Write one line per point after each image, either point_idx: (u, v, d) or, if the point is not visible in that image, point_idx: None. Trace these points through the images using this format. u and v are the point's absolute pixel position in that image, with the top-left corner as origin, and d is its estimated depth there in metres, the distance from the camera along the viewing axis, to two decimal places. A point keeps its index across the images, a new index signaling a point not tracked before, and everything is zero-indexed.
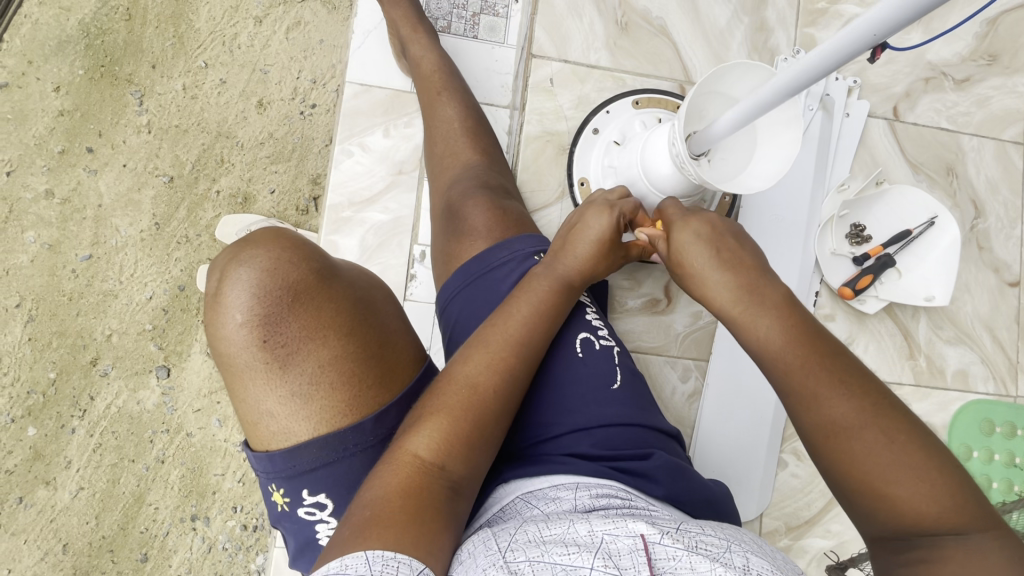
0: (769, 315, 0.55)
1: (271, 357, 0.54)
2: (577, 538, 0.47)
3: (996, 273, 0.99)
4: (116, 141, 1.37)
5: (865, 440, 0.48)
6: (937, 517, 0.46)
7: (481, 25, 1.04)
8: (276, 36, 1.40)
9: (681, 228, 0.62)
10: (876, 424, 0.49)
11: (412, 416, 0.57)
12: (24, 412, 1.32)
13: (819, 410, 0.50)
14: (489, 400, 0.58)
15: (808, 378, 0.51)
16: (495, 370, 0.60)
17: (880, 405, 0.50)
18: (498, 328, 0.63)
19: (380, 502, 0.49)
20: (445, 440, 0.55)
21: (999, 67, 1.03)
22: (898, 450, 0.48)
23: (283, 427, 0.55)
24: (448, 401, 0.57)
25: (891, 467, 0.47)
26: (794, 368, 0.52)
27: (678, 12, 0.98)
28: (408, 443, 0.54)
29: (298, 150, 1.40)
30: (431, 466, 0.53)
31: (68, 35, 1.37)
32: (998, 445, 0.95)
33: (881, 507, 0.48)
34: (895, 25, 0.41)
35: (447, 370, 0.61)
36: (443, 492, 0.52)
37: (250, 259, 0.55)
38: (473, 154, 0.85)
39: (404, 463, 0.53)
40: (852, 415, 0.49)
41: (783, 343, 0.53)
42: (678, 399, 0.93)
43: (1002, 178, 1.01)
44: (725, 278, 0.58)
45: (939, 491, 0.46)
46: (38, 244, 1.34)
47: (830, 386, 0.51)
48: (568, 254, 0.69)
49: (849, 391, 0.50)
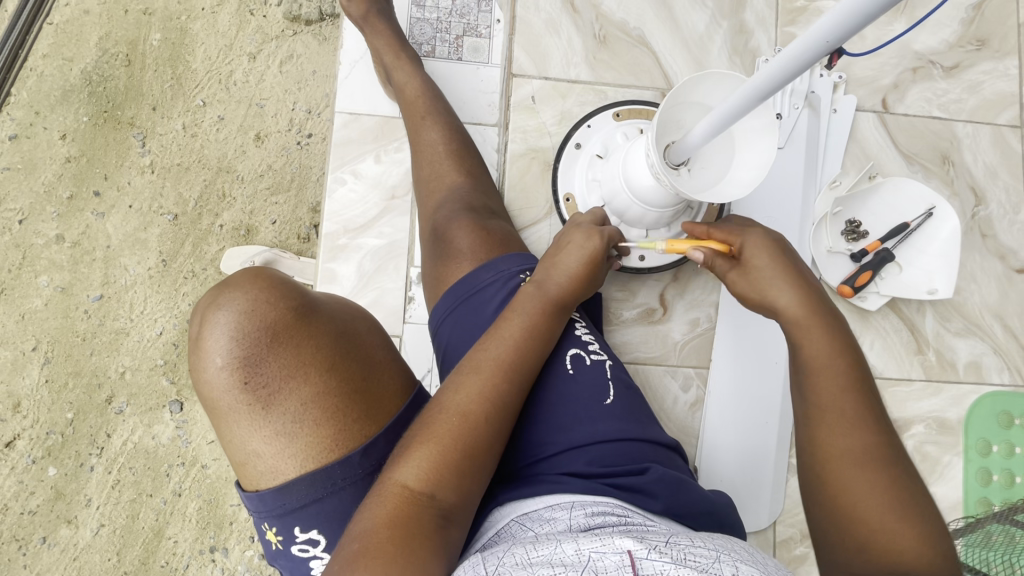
0: (826, 338, 0.58)
1: (253, 397, 0.55)
2: (563, 558, 0.48)
3: (1002, 260, 0.97)
4: (121, 183, 1.41)
5: (869, 475, 0.52)
6: (910, 554, 0.50)
7: (465, 47, 1.02)
8: (270, 70, 1.44)
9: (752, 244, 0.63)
10: (884, 466, 0.53)
11: (402, 444, 0.57)
12: (43, 453, 1.35)
13: (834, 438, 0.55)
14: (476, 426, 0.58)
15: (836, 408, 0.55)
16: (485, 397, 0.60)
17: (894, 455, 0.54)
18: (488, 352, 0.63)
19: (368, 534, 0.50)
20: (435, 470, 0.55)
21: (988, 51, 1.01)
22: (901, 494, 0.52)
23: (270, 466, 0.56)
24: (438, 429, 0.57)
25: (884, 503, 0.51)
26: (824, 393, 0.56)
27: (655, 21, 0.99)
28: (397, 473, 0.54)
29: (296, 179, 1.43)
30: (421, 497, 0.53)
31: (73, 84, 1.42)
32: (1017, 436, 0.93)
33: (864, 535, 0.51)
34: (849, 31, 0.40)
35: (438, 396, 0.61)
36: (433, 522, 0.52)
37: (228, 301, 0.56)
38: (458, 177, 0.86)
39: (393, 493, 0.53)
40: (863, 452, 0.53)
41: (831, 359, 0.57)
42: (681, 409, 0.92)
43: (1001, 163, 0.99)
44: (799, 292, 0.60)
45: (924, 537, 0.51)
46: (51, 288, 1.38)
47: (849, 422, 0.55)
48: (551, 269, 0.72)
49: (865, 436, 0.54)
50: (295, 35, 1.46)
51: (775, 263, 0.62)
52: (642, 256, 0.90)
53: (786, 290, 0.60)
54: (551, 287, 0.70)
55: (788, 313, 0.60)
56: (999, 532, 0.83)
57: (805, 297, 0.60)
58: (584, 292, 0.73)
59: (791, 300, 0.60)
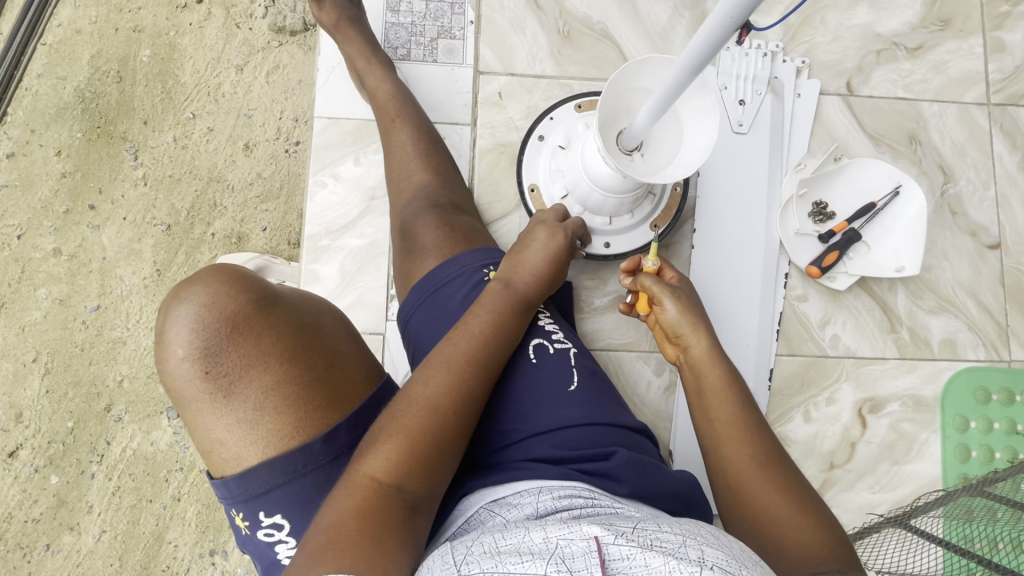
0: (712, 367, 0.67)
1: (215, 386, 0.57)
2: (531, 546, 0.48)
3: (973, 237, 0.97)
4: (115, 196, 1.44)
5: (757, 478, 0.60)
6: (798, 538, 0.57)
7: (438, 49, 1.04)
8: (257, 81, 1.48)
9: (666, 295, 0.71)
10: (777, 469, 0.61)
11: (369, 437, 0.57)
12: (46, 461, 1.38)
13: (722, 448, 0.63)
14: (443, 418, 0.58)
15: (720, 423, 0.64)
16: (453, 390, 0.60)
17: (781, 459, 0.62)
18: (456, 345, 0.64)
19: (335, 526, 0.49)
20: (403, 461, 0.55)
21: (953, 31, 1.02)
22: (797, 492, 0.60)
23: (233, 452, 0.58)
24: (404, 422, 0.57)
25: (768, 496, 0.59)
26: (720, 421, 0.64)
27: (618, 14, 1.01)
28: (365, 466, 0.54)
29: (285, 187, 1.46)
30: (389, 489, 0.53)
31: (67, 102, 1.47)
32: (996, 412, 0.93)
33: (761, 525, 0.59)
34: (749, 6, 0.42)
35: (405, 389, 0.61)
36: (400, 514, 0.52)
37: (189, 295, 0.58)
38: (425, 174, 0.88)
39: (360, 485, 0.53)
40: (747, 458, 0.62)
41: (723, 387, 0.66)
42: (654, 393, 0.93)
43: (969, 141, 1.00)
44: (706, 337, 0.69)
45: (825, 527, 0.58)
46: (50, 300, 1.42)
47: (732, 435, 0.63)
48: (519, 263, 0.74)
49: (749, 441, 0.63)
50: (280, 45, 1.49)
51: (687, 313, 0.70)
52: (608, 242, 0.88)
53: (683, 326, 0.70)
54: (517, 281, 0.72)
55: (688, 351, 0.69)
56: (980, 508, 0.81)
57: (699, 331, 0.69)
58: (549, 287, 0.75)
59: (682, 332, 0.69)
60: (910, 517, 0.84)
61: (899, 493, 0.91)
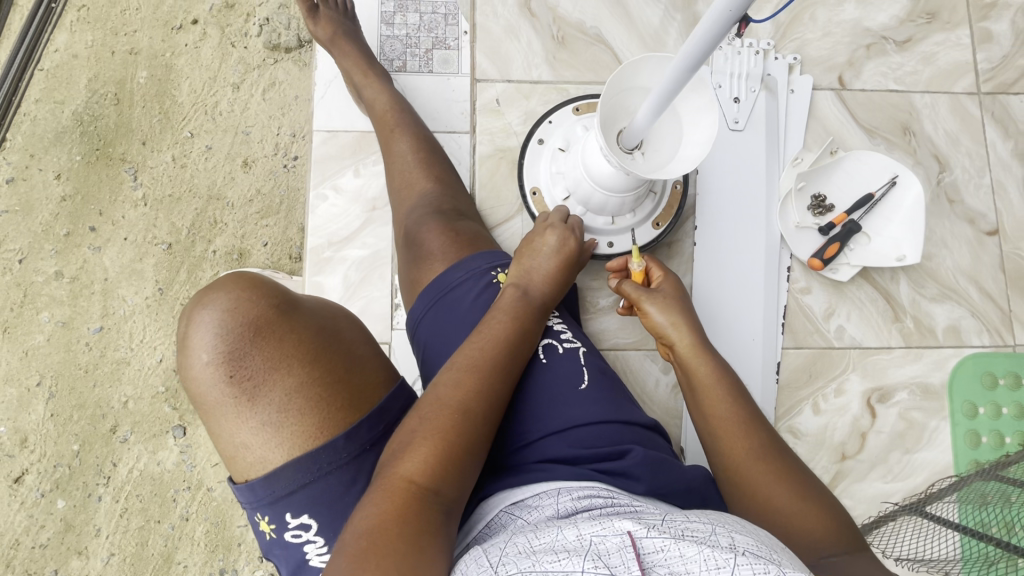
0: (704, 363, 0.69)
1: (239, 390, 0.57)
2: (566, 545, 0.47)
3: (971, 224, 0.98)
4: (116, 218, 1.45)
5: (756, 468, 0.62)
6: (801, 521, 0.58)
7: (435, 58, 1.05)
8: (255, 98, 1.49)
9: (649, 302, 0.74)
10: (776, 459, 0.63)
11: (399, 440, 0.56)
12: (52, 485, 1.37)
13: (718, 442, 0.65)
14: (476, 422, 0.59)
15: (717, 419, 0.66)
16: (482, 393, 0.61)
17: (778, 449, 0.64)
18: (482, 347, 0.64)
19: (376, 528, 0.48)
20: (438, 463, 0.54)
21: (939, 24, 1.04)
22: (793, 476, 0.62)
23: (259, 456, 0.57)
24: (438, 424, 0.57)
25: (767, 483, 0.61)
26: (714, 414, 0.66)
27: (611, 18, 1.02)
28: (401, 468, 0.54)
29: (285, 202, 1.47)
30: (426, 491, 0.53)
31: (65, 126, 1.47)
32: (1005, 397, 0.90)
33: (765, 512, 0.60)
34: (742, 4, 0.43)
35: (433, 391, 0.60)
36: (438, 516, 0.52)
37: (212, 300, 0.58)
38: (428, 182, 0.89)
39: (397, 487, 0.52)
40: (745, 451, 0.63)
41: (716, 383, 0.68)
42: (663, 391, 0.93)
43: (961, 130, 1.01)
44: (693, 335, 0.71)
45: (829, 511, 0.59)
46: (53, 323, 1.42)
47: (730, 428, 0.65)
48: (533, 265, 0.75)
49: (747, 433, 0.64)
50: (276, 62, 1.51)
51: (673, 315, 0.72)
52: (611, 241, 0.88)
53: (671, 328, 0.72)
54: (532, 287, 0.72)
55: (681, 350, 0.71)
56: (996, 495, 0.83)
57: (688, 330, 0.71)
58: (559, 292, 0.76)
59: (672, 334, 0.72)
60: (926, 504, 0.84)
61: (912, 481, 0.90)
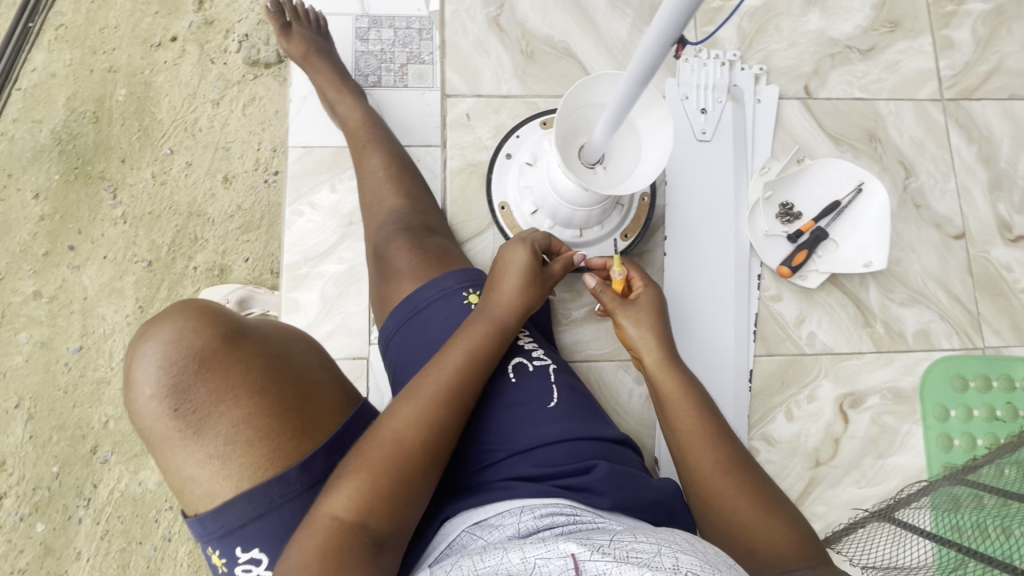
0: (674, 377, 0.69)
1: (184, 423, 0.57)
2: (510, 567, 0.48)
3: (938, 228, 1.00)
4: (95, 236, 1.44)
5: (724, 483, 0.62)
6: (765, 536, 0.59)
7: (409, 74, 1.09)
8: (234, 114, 1.49)
9: (621, 314, 0.73)
10: (744, 474, 0.62)
11: (337, 474, 0.57)
12: (31, 509, 1.35)
13: (688, 456, 0.64)
14: (415, 456, 0.58)
15: (686, 432, 0.65)
16: (423, 425, 0.60)
17: (746, 463, 0.64)
18: (431, 380, 0.63)
19: (299, 566, 0.51)
20: (367, 500, 0.55)
21: (902, 32, 1.06)
22: (760, 491, 0.61)
23: (206, 488, 0.57)
24: (372, 459, 0.57)
25: (734, 499, 0.61)
26: (684, 427, 0.65)
27: (578, 33, 1.04)
28: (328, 504, 0.55)
29: (266, 217, 1.46)
30: (353, 527, 0.54)
31: (43, 145, 1.47)
32: (975, 400, 0.94)
33: (731, 527, 0.60)
34: (679, 24, 0.44)
35: (377, 424, 0.61)
36: (363, 553, 0.53)
37: (156, 333, 0.58)
38: (397, 199, 0.89)
39: (323, 525, 0.53)
40: (714, 465, 0.63)
41: (686, 397, 0.67)
42: (636, 401, 0.94)
43: (926, 136, 1.03)
44: (664, 349, 0.71)
45: (790, 525, 0.60)
46: (31, 343, 1.41)
47: (699, 442, 0.64)
48: (499, 290, 0.72)
49: (716, 447, 0.64)
50: (256, 78, 1.51)
51: (645, 328, 0.72)
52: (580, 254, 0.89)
53: (643, 340, 0.72)
54: (493, 313, 0.70)
55: (652, 363, 0.70)
56: (967, 497, 0.83)
57: (659, 343, 0.71)
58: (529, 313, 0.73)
59: (644, 348, 0.71)
60: (895, 510, 0.86)
61: (886, 485, 0.91)
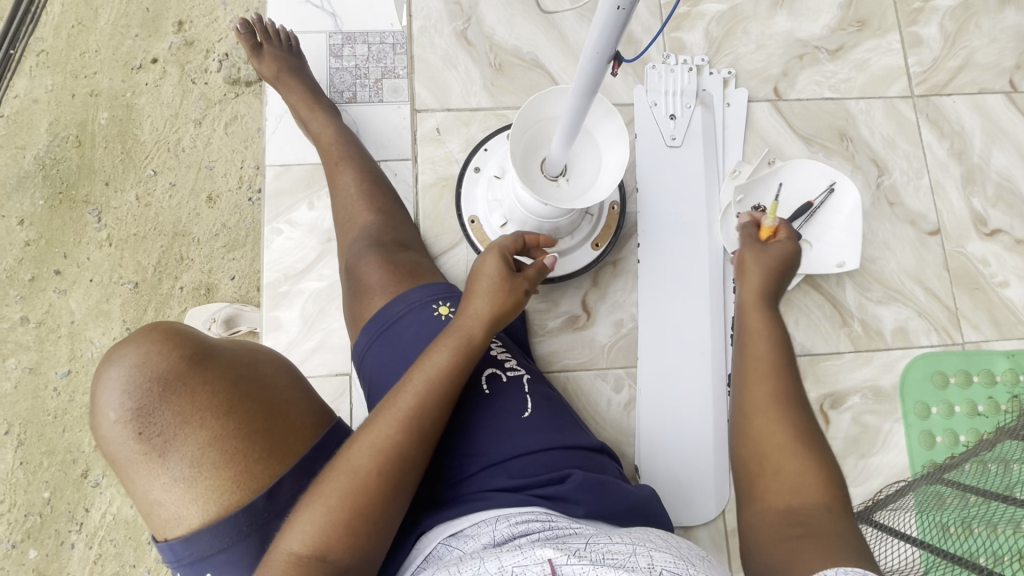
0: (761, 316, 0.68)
1: (149, 447, 0.57)
2: None
3: (913, 225, 1.00)
4: (81, 259, 1.45)
5: (773, 420, 0.59)
6: (798, 481, 0.55)
7: (384, 88, 1.07)
8: (216, 133, 1.49)
9: (752, 258, 0.75)
10: (794, 414, 0.59)
11: (297, 506, 0.57)
12: (23, 535, 1.35)
13: (747, 383, 0.63)
14: (372, 485, 0.57)
15: (757, 359, 0.64)
16: (381, 452, 0.58)
17: (801, 404, 0.61)
18: (392, 409, 0.61)
19: None
20: (324, 533, 0.54)
21: (870, 30, 1.06)
22: (809, 437, 0.58)
23: (173, 512, 0.57)
24: (327, 489, 0.56)
25: (781, 438, 0.57)
26: (754, 353, 0.65)
27: (546, 43, 1.04)
28: (285, 542, 0.55)
29: (250, 235, 1.47)
30: (310, 560, 0.54)
31: (27, 170, 1.48)
32: (956, 395, 0.94)
33: (765, 465, 0.57)
34: (614, 38, 0.45)
35: (340, 452, 0.59)
36: None
37: (122, 357, 0.58)
38: (368, 215, 0.89)
39: (279, 561, 0.54)
40: (774, 397, 0.60)
41: (765, 331, 0.66)
42: (615, 410, 0.93)
43: (898, 133, 1.03)
44: (766, 291, 0.71)
45: (825, 480, 0.55)
46: (20, 369, 1.41)
47: (765, 375, 0.62)
48: (468, 304, 0.69)
49: (783, 384, 0.62)
50: (237, 96, 1.51)
51: (767, 270, 0.73)
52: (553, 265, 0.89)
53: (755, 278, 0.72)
54: (460, 331, 0.67)
55: (754, 301, 0.70)
56: (952, 495, 0.82)
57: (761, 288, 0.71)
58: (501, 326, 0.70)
59: (750, 287, 0.72)
60: (873, 512, 0.84)
61: (869, 485, 0.90)
